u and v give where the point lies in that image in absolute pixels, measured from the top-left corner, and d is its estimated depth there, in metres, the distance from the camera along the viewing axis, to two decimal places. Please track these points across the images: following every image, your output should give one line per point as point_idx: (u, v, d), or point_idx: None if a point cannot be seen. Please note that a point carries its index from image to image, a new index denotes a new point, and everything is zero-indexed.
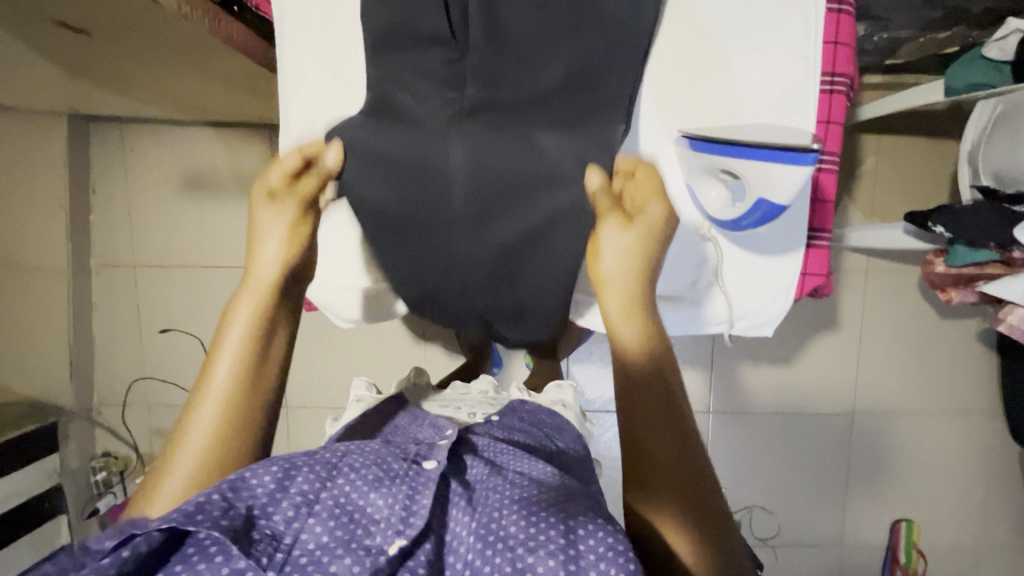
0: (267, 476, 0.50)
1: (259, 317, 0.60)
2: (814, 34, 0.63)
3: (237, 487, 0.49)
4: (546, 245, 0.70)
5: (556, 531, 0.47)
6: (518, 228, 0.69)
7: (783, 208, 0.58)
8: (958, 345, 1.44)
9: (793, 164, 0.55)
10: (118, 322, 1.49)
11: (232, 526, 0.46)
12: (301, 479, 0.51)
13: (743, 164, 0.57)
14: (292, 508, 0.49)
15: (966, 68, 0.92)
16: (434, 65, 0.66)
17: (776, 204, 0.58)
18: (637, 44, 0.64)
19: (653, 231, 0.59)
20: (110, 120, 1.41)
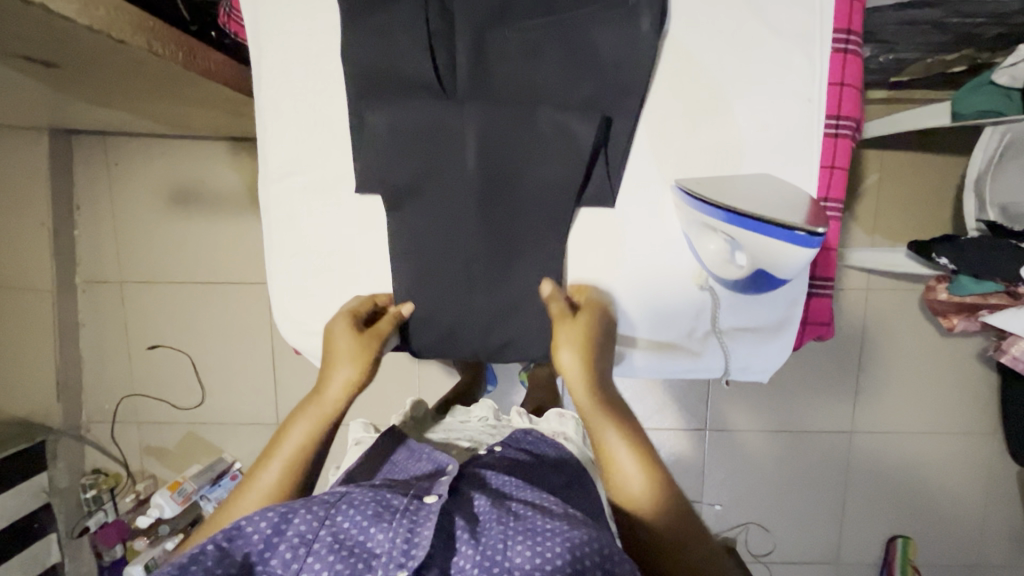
0: (262, 524, 0.55)
1: (297, 456, 0.63)
2: (818, 76, 0.61)
3: (233, 535, 0.55)
4: (538, 291, 0.67)
5: (561, 556, 0.53)
6: (509, 274, 0.67)
7: (786, 279, 0.56)
8: (959, 364, 1.43)
9: (797, 245, 0.52)
10: (105, 339, 1.46)
11: (228, 573, 0.52)
12: (297, 520, 0.56)
13: (739, 233, 0.55)
14: (289, 550, 0.54)
15: (974, 94, 0.89)
16: (417, 107, 0.61)
17: (776, 274, 0.56)
18: (634, 86, 0.61)
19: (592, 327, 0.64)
20: (92, 133, 1.37)
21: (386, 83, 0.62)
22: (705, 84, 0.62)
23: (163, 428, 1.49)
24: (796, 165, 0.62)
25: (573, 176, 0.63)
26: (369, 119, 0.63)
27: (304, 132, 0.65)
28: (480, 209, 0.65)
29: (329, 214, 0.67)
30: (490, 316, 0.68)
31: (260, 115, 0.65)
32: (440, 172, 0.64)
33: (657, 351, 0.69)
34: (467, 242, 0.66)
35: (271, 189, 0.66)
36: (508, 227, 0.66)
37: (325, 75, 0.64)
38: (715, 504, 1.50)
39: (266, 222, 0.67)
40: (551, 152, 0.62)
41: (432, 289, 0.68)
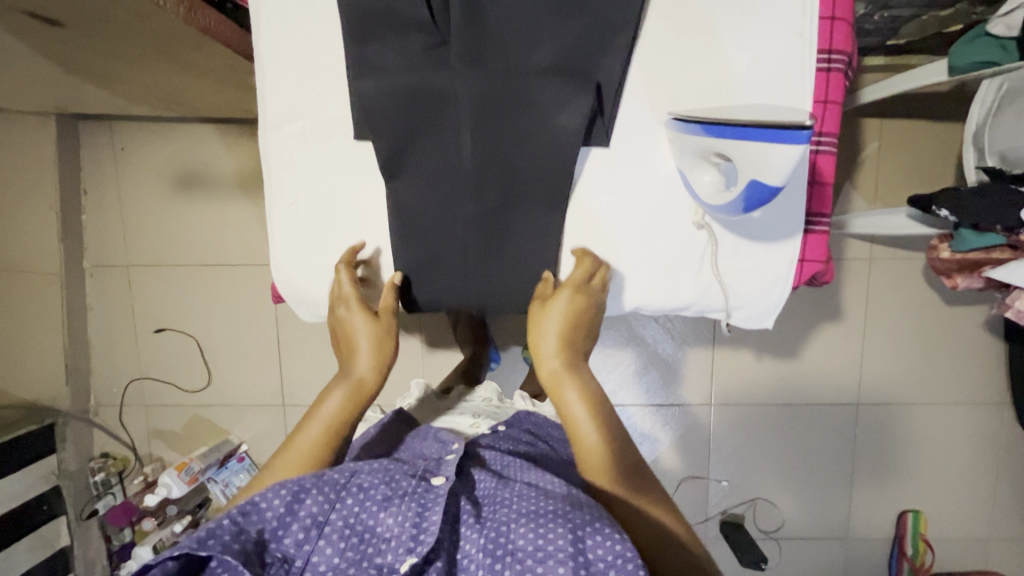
0: (277, 500, 0.55)
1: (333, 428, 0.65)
2: (809, 10, 0.61)
3: (246, 511, 0.55)
4: (535, 235, 0.68)
5: (563, 539, 0.50)
6: (507, 220, 0.67)
7: (775, 189, 0.55)
8: (965, 333, 1.42)
9: (778, 142, 0.52)
10: (113, 323, 1.48)
11: (243, 549, 0.52)
12: (309, 501, 0.56)
13: (731, 147, 0.55)
14: (302, 531, 0.55)
15: (970, 46, 0.89)
16: (413, 52, 0.62)
17: (767, 185, 0.55)
18: (627, 25, 0.61)
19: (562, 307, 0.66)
20: (98, 119, 1.40)
21: (378, 28, 0.62)
22: (697, 22, 0.62)
23: (170, 411, 1.50)
24: (790, 103, 0.62)
25: (570, 122, 0.63)
26: (361, 66, 0.63)
27: (300, 79, 0.65)
28: (477, 155, 0.65)
29: (327, 162, 0.67)
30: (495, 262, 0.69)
31: (259, 63, 0.65)
32: (439, 117, 0.64)
33: (655, 296, 0.69)
34: (466, 189, 0.66)
35: (271, 136, 0.67)
36: (506, 173, 0.65)
37: (319, 21, 0.64)
38: (722, 480, 1.48)
39: (268, 171, 0.68)
40: (548, 95, 0.62)
41: (431, 231, 0.68)
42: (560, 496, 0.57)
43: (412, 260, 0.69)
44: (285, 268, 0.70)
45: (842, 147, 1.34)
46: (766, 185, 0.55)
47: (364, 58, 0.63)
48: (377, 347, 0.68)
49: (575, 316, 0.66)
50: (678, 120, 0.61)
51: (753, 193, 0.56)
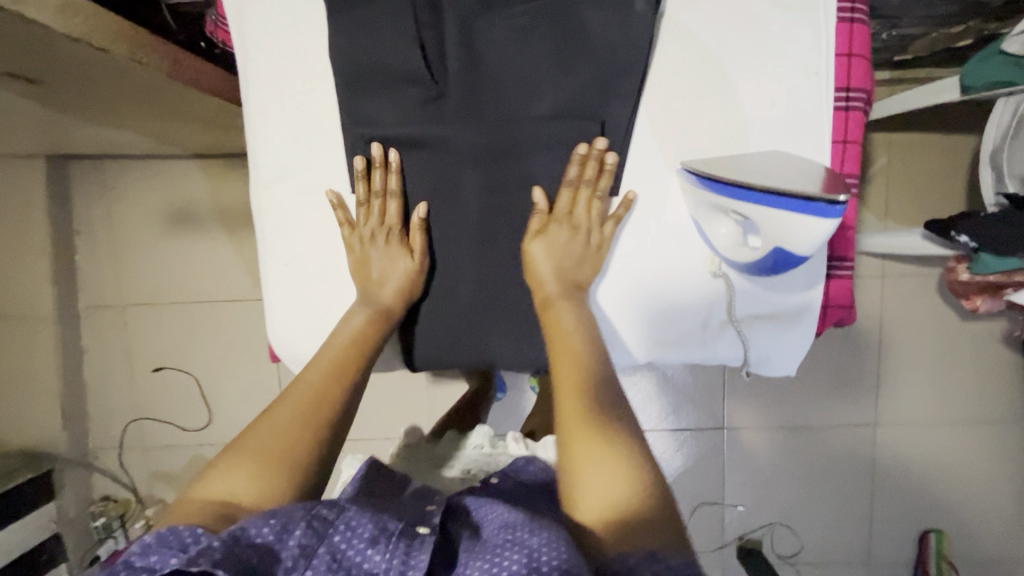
0: (267, 526, 0.46)
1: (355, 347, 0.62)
2: (824, 47, 0.58)
3: (239, 535, 0.45)
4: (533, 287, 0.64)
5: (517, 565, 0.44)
6: (508, 270, 0.64)
7: (802, 257, 0.53)
8: (983, 348, 1.38)
9: (820, 217, 0.49)
10: (109, 364, 1.44)
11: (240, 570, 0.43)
12: (298, 530, 0.47)
13: (757, 211, 0.52)
14: (290, 559, 0.45)
15: (981, 66, 0.87)
16: (409, 106, 0.59)
17: (793, 254, 0.53)
18: (632, 69, 0.58)
19: (557, 239, 0.61)
20: (89, 158, 1.37)
21: (372, 80, 0.59)
22: (706, 63, 0.59)
23: (170, 451, 1.47)
24: (805, 144, 0.59)
25: (574, 171, 0.60)
26: (355, 120, 0.60)
27: (291, 136, 0.62)
28: (480, 209, 0.63)
29: (322, 218, 0.64)
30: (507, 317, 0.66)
31: (250, 121, 0.62)
32: (440, 166, 0.62)
33: (671, 347, 0.66)
34: (470, 240, 0.64)
35: (264, 194, 0.64)
36: (523, 185, 0.62)
37: (309, 74, 0.61)
38: (738, 505, 1.44)
39: (261, 228, 0.65)
40: (550, 146, 0.60)
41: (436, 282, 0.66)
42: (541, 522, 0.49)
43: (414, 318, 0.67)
44: (282, 331, 0.67)
45: None
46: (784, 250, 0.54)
47: (358, 112, 0.60)
48: (408, 279, 0.64)
49: (576, 249, 0.62)
50: (689, 172, 0.58)
51: (771, 256, 0.55)
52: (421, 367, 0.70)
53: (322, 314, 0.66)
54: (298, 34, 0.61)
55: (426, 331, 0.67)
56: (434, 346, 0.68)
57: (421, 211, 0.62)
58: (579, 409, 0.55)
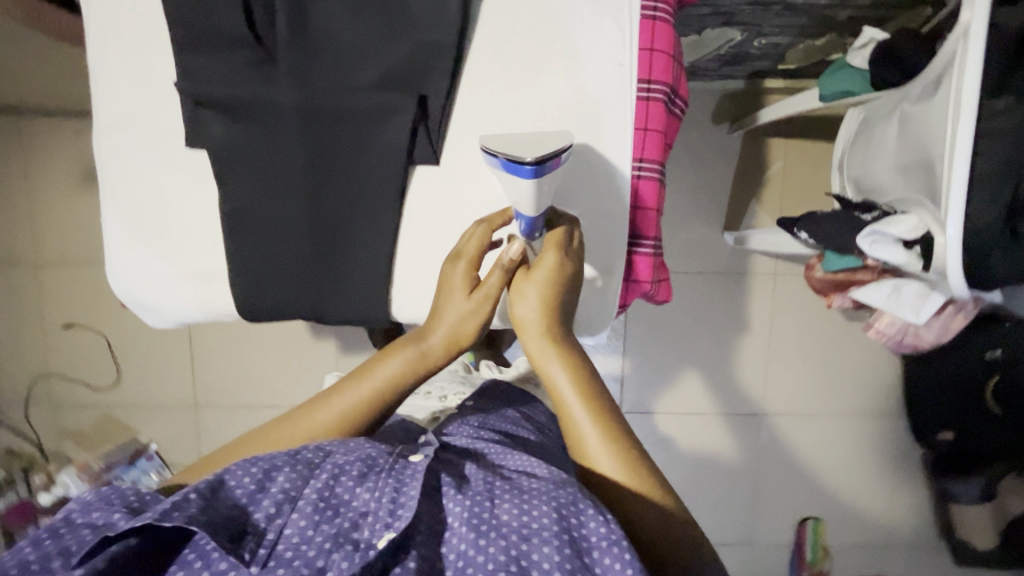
0: (247, 477, 0.52)
1: (383, 391, 0.62)
2: (627, 40, 0.63)
3: (216, 487, 0.51)
4: (360, 244, 0.67)
5: (548, 517, 0.49)
6: (337, 228, 0.66)
7: (533, 216, 0.61)
8: (866, 347, 1.48)
9: (513, 176, 0.57)
10: (20, 318, 1.45)
11: (211, 521, 0.48)
12: (281, 478, 0.52)
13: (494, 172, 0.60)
14: (273, 505, 0.50)
15: (833, 77, 0.92)
16: (234, 63, 0.61)
17: (525, 213, 0.61)
18: (448, 45, 0.61)
19: (552, 284, 0.62)
20: (4, 110, 1.37)
21: (197, 37, 0.61)
22: (522, 48, 0.64)
23: (80, 408, 1.49)
24: (610, 129, 0.65)
25: (398, 138, 0.64)
26: (181, 72, 0.62)
27: (127, 86, 0.64)
28: (308, 171, 0.64)
29: (156, 167, 0.66)
30: (343, 274, 0.68)
31: (93, 71, 0.65)
32: (262, 124, 0.63)
33: None
34: (295, 196, 0.65)
35: (104, 142, 0.66)
36: (349, 147, 0.64)
37: (147, 30, 0.63)
38: None
39: (102, 177, 0.67)
40: (375, 114, 0.63)
41: (260, 232, 0.66)
42: (550, 478, 0.55)
43: (240, 281, 0.67)
44: (122, 279, 0.70)
45: (748, 164, 1.39)
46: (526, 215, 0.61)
47: (187, 66, 0.61)
48: (456, 325, 0.64)
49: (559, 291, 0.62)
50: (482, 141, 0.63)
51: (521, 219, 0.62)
52: (257, 321, 0.70)
53: (155, 261, 0.69)
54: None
55: (250, 285, 0.67)
56: (259, 296, 0.68)
57: (510, 254, 0.61)
58: (601, 454, 0.56)
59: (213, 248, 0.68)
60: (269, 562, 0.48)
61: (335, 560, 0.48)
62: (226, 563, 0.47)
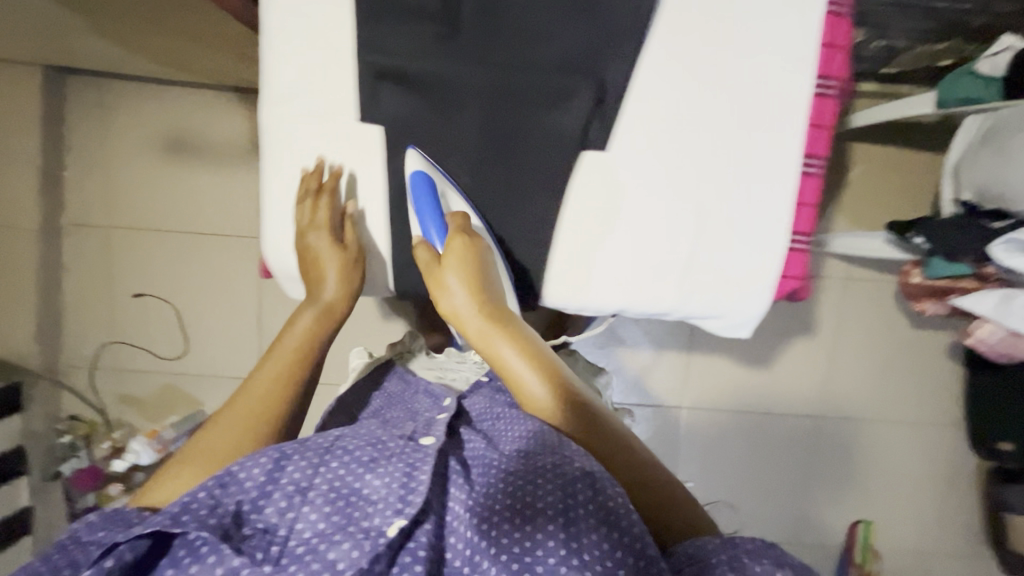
0: (257, 470, 0.52)
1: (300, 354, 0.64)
2: (811, 34, 0.63)
3: (226, 482, 0.51)
4: (524, 220, 0.68)
5: (553, 500, 0.50)
6: (506, 203, 0.68)
7: (420, 172, 0.64)
8: (928, 354, 1.49)
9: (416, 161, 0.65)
10: (87, 284, 1.43)
11: (219, 524, 0.49)
12: (292, 468, 0.53)
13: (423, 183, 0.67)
14: (284, 499, 0.51)
15: (956, 81, 0.93)
16: (423, 37, 0.63)
17: (421, 176, 0.64)
18: (637, 29, 0.63)
19: (465, 265, 0.63)
20: (84, 73, 1.36)
21: (393, 9, 0.63)
22: (702, 37, 0.64)
23: (142, 377, 1.47)
24: (782, 123, 0.65)
25: (575, 118, 0.64)
26: (367, 42, 0.64)
27: (300, 55, 0.64)
28: (481, 147, 0.66)
29: (325, 139, 0.67)
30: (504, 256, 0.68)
31: (264, 36, 0.65)
32: (447, 97, 0.65)
33: (638, 302, 0.70)
34: (468, 170, 0.67)
35: (271, 111, 0.67)
36: (526, 124, 0.65)
37: (331, 1, 0.64)
38: (688, 481, 1.53)
39: (266, 143, 0.68)
40: (554, 97, 0.64)
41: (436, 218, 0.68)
42: (544, 449, 0.56)
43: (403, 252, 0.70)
44: (279, 251, 0.71)
45: (830, 168, 1.38)
46: (431, 179, 0.65)
47: (374, 40, 0.64)
48: (343, 279, 0.67)
49: (471, 271, 0.64)
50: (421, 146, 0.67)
51: (425, 198, 0.64)
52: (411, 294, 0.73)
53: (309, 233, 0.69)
54: None
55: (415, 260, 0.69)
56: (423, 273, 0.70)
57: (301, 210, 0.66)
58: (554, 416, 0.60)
59: (378, 220, 0.70)
60: (281, 559, 0.48)
61: (345, 550, 0.48)
62: (239, 561, 0.47)
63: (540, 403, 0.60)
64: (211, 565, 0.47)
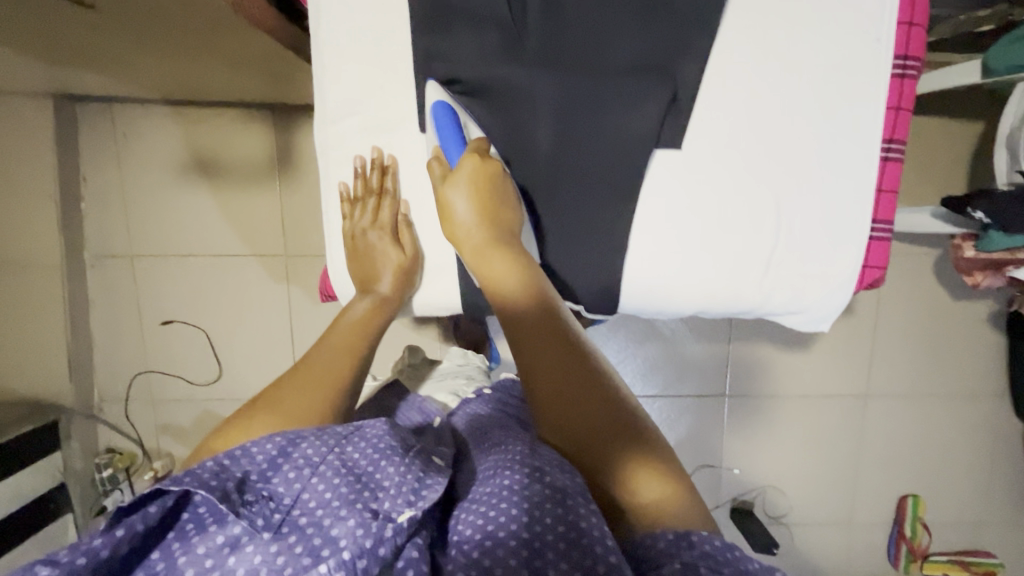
0: (268, 446, 0.50)
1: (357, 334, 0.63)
2: (887, 16, 0.62)
3: (235, 453, 0.49)
4: (603, 225, 0.66)
5: (512, 526, 0.46)
6: (582, 209, 0.65)
7: (440, 101, 0.62)
8: (971, 324, 1.47)
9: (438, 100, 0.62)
10: (117, 316, 1.41)
11: (221, 488, 0.46)
12: (306, 445, 0.50)
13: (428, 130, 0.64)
14: (294, 471, 0.49)
15: (1009, 47, 0.90)
16: (488, 46, 0.61)
17: (443, 105, 0.61)
18: (708, 26, 0.62)
19: (468, 176, 0.61)
20: (97, 101, 1.32)
21: (456, 19, 0.61)
22: (773, 26, 0.63)
23: (179, 405, 1.46)
24: (861, 107, 0.64)
25: (649, 119, 0.63)
26: (431, 55, 0.62)
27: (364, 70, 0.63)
28: (554, 155, 0.64)
29: (391, 157, 0.66)
30: (582, 263, 0.67)
31: (321, 56, 0.63)
32: (518, 106, 0.63)
33: (717, 301, 0.68)
34: (542, 177, 0.65)
35: (330, 130, 0.65)
36: (600, 128, 0.63)
37: (394, 17, 0.62)
38: (734, 468, 1.52)
39: (327, 163, 0.67)
40: (627, 96, 0.62)
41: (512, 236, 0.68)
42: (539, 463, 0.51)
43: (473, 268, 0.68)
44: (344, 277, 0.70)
45: None
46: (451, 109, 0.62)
47: (439, 52, 0.62)
48: (400, 273, 0.67)
49: (488, 190, 0.61)
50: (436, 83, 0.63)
51: (446, 122, 0.62)
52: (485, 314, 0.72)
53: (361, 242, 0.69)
54: None
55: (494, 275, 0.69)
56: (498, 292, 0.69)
57: (352, 191, 0.67)
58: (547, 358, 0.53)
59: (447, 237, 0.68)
60: (282, 530, 0.45)
61: (348, 527, 0.45)
62: (240, 528, 0.44)
63: (533, 337, 0.54)
64: (212, 533, 0.44)
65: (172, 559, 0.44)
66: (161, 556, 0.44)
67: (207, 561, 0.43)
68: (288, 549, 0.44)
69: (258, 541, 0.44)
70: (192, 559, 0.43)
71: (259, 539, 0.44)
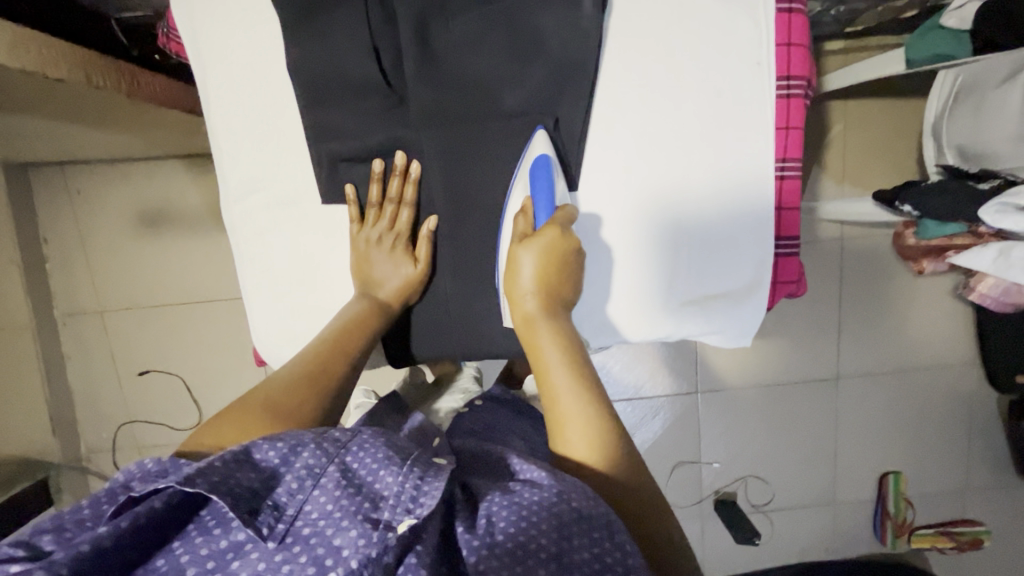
0: (272, 450, 0.45)
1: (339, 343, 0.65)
2: (766, 40, 0.65)
3: (240, 457, 0.44)
4: None
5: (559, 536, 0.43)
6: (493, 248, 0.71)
7: (545, 155, 0.65)
8: (934, 299, 1.48)
9: (543, 158, 0.65)
10: (93, 369, 1.45)
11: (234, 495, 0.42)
12: (307, 453, 0.45)
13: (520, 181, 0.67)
14: (295, 479, 0.44)
15: (924, 38, 0.91)
16: (371, 112, 0.67)
17: (543, 163, 0.65)
18: (585, 76, 0.65)
19: (551, 241, 0.61)
20: (49, 164, 1.34)
21: (343, 91, 0.66)
22: (655, 63, 0.66)
23: (162, 450, 1.48)
24: (750, 127, 0.67)
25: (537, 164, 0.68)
26: (321, 133, 0.68)
27: (266, 146, 0.70)
28: (451, 201, 0.71)
29: (299, 227, 0.73)
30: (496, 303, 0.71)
31: (214, 138, 0.70)
32: (419, 162, 0.69)
33: (644, 326, 0.72)
34: (452, 217, 0.71)
35: (238, 208, 0.71)
36: (487, 178, 0.70)
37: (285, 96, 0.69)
38: (713, 462, 1.54)
39: (236, 241, 0.72)
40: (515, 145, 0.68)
41: (429, 291, 0.74)
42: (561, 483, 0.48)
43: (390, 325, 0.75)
44: (268, 334, 0.74)
45: (809, 130, 1.36)
46: (550, 162, 0.65)
47: (329, 127, 0.68)
48: (407, 283, 0.71)
49: (563, 257, 0.62)
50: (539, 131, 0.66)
51: (541, 178, 0.64)
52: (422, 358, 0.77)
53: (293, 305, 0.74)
54: (289, 54, 0.65)
55: (422, 317, 0.75)
56: (429, 334, 0.75)
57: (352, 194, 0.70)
58: (573, 419, 0.53)
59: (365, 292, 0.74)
60: (286, 540, 0.42)
61: (351, 537, 0.41)
62: (244, 535, 0.41)
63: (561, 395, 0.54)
64: (217, 536, 0.42)
65: (174, 557, 0.41)
66: (161, 553, 0.41)
67: (209, 563, 0.41)
68: (293, 557, 0.41)
69: (263, 549, 0.41)
70: (193, 559, 0.41)
71: (262, 547, 0.41)
